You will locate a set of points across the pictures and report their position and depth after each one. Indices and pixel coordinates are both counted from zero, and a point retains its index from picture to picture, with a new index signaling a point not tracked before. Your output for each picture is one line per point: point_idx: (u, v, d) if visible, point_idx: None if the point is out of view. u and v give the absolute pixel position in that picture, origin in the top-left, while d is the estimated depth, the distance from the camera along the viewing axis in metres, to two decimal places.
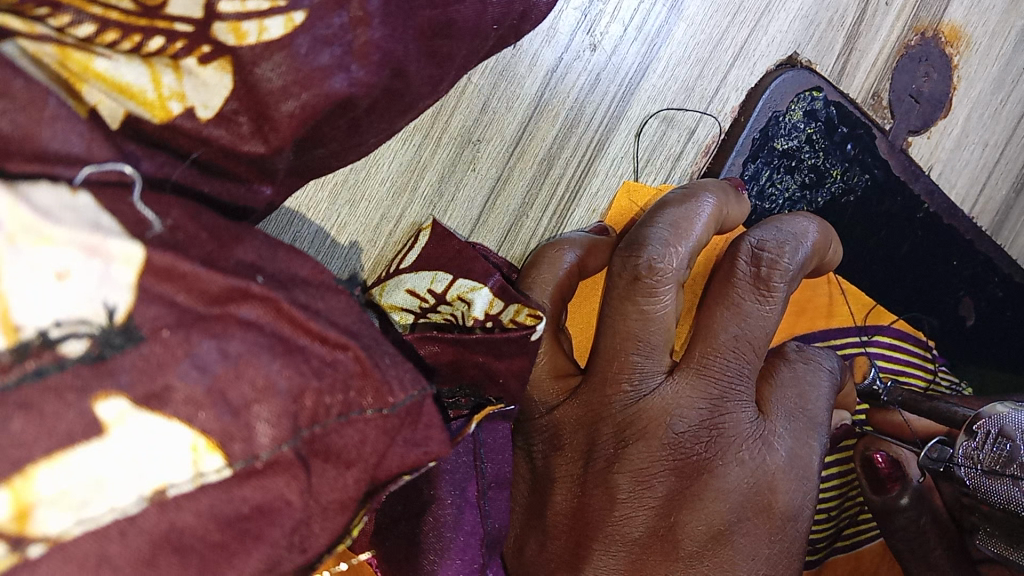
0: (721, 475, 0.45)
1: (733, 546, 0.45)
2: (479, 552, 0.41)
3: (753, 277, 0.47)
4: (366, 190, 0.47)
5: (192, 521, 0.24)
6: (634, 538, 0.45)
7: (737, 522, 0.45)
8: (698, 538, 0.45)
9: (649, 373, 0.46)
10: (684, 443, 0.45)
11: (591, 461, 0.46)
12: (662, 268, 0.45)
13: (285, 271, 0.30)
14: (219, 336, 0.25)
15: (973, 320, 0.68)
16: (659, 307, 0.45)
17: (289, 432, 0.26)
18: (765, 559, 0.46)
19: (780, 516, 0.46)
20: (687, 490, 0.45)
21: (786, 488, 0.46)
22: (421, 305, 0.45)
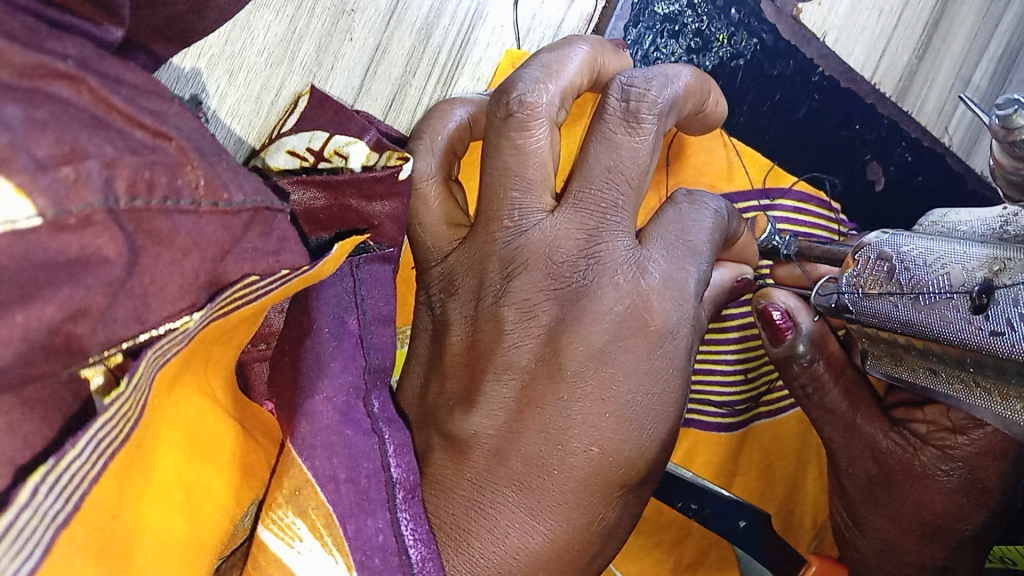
0: (598, 299, 0.50)
1: (614, 364, 0.50)
2: (362, 377, 0.44)
3: (623, 111, 0.51)
4: (244, 61, 0.48)
5: (4, 261, 0.27)
6: (522, 364, 0.50)
7: (615, 341, 0.50)
8: (580, 359, 0.49)
9: (529, 209, 0.50)
10: (563, 272, 0.50)
11: (481, 297, 0.51)
12: (533, 104, 0.48)
13: (112, 72, 0.32)
14: (27, 103, 0.28)
15: (883, 184, 0.70)
16: (532, 143, 0.49)
17: (103, 194, 0.29)
18: (645, 375, 0.50)
19: (657, 334, 0.50)
20: (568, 315, 0.50)
21: (660, 306, 0.50)
22: (302, 164, 0.48)
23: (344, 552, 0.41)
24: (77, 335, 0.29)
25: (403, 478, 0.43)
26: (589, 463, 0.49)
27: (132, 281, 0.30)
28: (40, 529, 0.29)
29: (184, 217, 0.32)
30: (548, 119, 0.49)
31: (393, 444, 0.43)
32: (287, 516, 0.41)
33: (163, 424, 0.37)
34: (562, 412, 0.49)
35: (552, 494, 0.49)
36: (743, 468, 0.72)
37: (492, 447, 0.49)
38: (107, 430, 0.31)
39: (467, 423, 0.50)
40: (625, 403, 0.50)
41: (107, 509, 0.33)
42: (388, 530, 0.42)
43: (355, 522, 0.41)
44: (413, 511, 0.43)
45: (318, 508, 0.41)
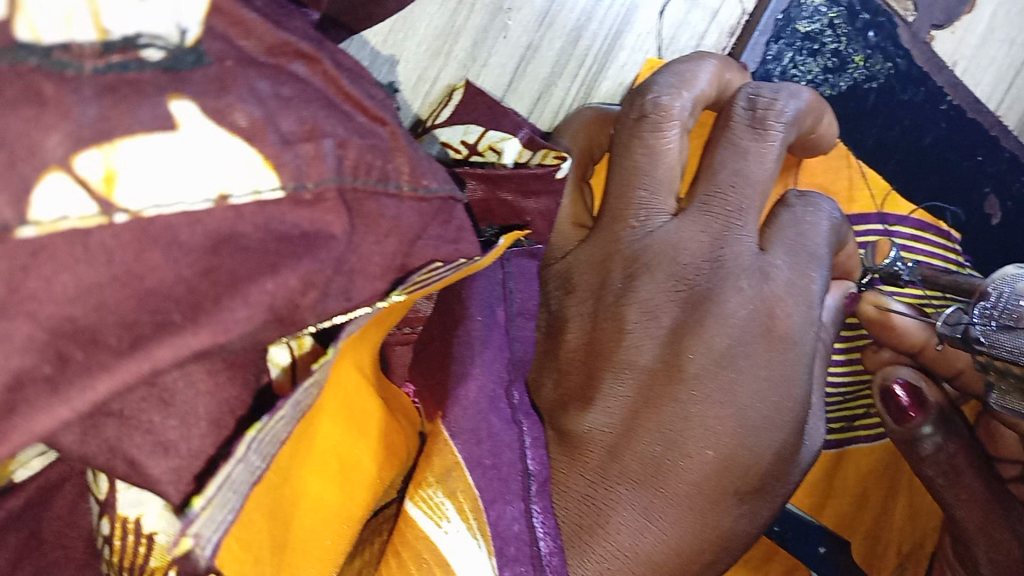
0: (721, 302, 0.47)
1: (736, 369, 0.47)
2: (506, 369, 0.44)
3: (749, 119, 0.49)
4: (405, 50, 0.49)
5: (250, 230, 0.27)
6: (642, 365, 0.47)
7: (740, 345, 0.47)
8: (704, 364, 0.46)
9: (655, 211, 0.49)
10: (688, 274, 0.48)
11: (603, 295, 0.48)
12: (669, 105, 0.48)
13: (332, 54, 0.33)
14: (273, 79, 0.29)
15: (999, 219, 0.69)
16: (668, 145, 0.48)
17: (332, 173, 0.30)
18: (769, 384, 0.47)
19: (781, 337, 0.48)
20: (691, 316, 0.47)
21: (784, 311, 0.48)
22: (455, 155, 0.48)
23: (486, 536, 0.41)
24: (302, 307, 0.30)
25: (538, 471, 0.44)
26: (705, 472, 0.46)
27: (347, 258, 0.31)
28: (246, 484, 0.30)
29: (389, 200, 0.33)
30: (682, 123, 0.48)
31: (530, 436, 0.44)
32: (437, 496, 0.41)
33: (329, 398, 0.38)
34: (688, 417, 0.46)
35: (671, 503, 0.46)
36: (836, 491, 0.72)
37: (613, 441, 0.46)
38: (305, 394, 0.32)
39: (583, 419, 0.47)
40: (743, 408, 0.47)
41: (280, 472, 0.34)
42: (524, 522, 0.42)
43: (497, 508, 0.41)
44: (545, 505, 0.44)
45: (466, 490, 0.41)
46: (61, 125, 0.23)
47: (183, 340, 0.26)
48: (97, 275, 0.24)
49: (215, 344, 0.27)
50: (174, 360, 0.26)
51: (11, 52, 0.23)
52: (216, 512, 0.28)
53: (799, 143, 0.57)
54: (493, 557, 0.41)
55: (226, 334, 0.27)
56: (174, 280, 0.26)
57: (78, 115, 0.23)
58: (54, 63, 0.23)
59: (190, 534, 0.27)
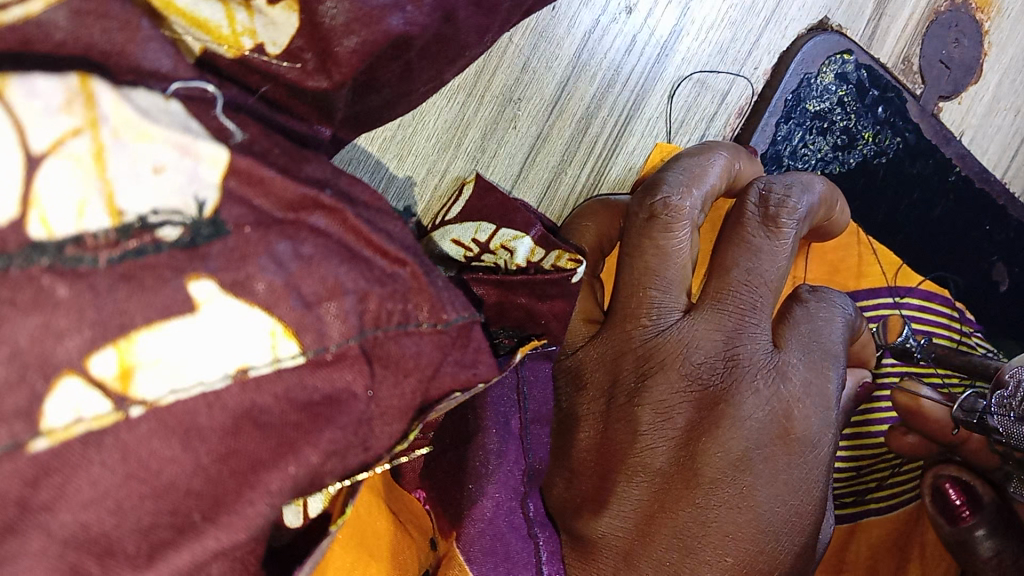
0: (737, 404, 0.45)
1: (753, 472, 0.45)
2: (520, 481, 0.42)
3: (762, 216, 0.48)
4: (413, 146, 0.48)
5: (270, 402, 0.26)
6: (657, 467, 0.45)
7: (756, 448, 0.45)
8: (721, 468, 0.45)
9: (667, 310, 0.46)
10: (703, 376, 0.46)
11: (614, 395, 0.46)
12: (678, 205, 0.45)
13: (348, 192, 0.32)
14: (293, 238, 0.27)
15: (1007, 286, 0.68)
16: (677, 245, 0.45)
17: (355, 330, 0.29)
18: (786, 487, 0.46)
19: (799, 439, 0.46)
20: (707, 418, 0.45)
21: (802, 412, 0.46)
22: (466, 254, 0.47)
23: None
24: (324, 473, 0.28)
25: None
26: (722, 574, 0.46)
27: (367, 412, 0.30)
28: None
29: (409, 341, 0.32)
30: (692, 221, 0.45)
31: (546, 550, 0.43)
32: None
33: None
34: (704, 522, 0.45)
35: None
36: (848, 566, 0.68)
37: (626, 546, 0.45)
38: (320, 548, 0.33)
39: (596, 523, 0.45)
40: (762, 511, 0.46)
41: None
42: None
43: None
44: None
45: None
46: (76, 329, 0.22)
47: (206, 535, 0.25)
48: (115, 475, 0.23)
49: (238, 531, 0.26)
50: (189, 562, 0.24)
51: (22, 252, 0.22)
52: None
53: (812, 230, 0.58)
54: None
55: (251, 527, 0.26)
56: (195, 471, 0.24)
57: (95, 312, 0.22)
58: (67, 260, 0.22)
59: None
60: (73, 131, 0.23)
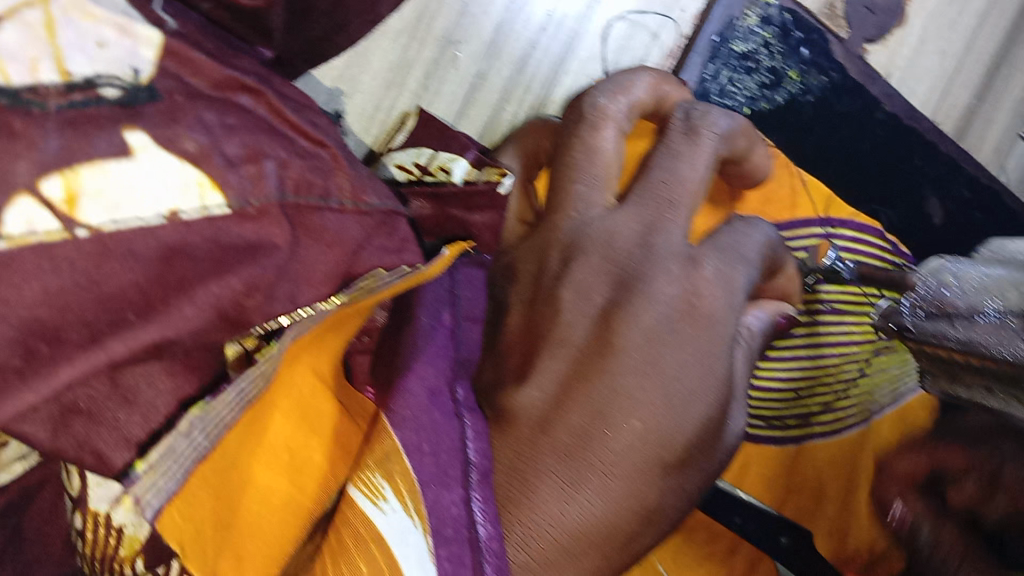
0: (649, 281, 0.49)
1: (663, 344, 0.48)
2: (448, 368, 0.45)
3: (683, 126, 0.55)
4: (362, 83, 0.55)
5: (197, 241, 0.31)
6: (575, 341, 0.48)
7: (666, 322, 0.48)
8: (635, 338, 0.47)
9: (592, 201, 0.52)
10: (620, 257, 0.50)
11: (541, 279, 0.50)
12: (608, 107, 0.54)
13: (277, 86, 0.37)
14: (219, 110, 0.33)
15: (941, 219, 0.72)
16: (602, 144, 0.53)
17: (275, 190, 0.34)
18: (692, 360, 0.49)
19: (704, 316, 0.50)
20: (623, 293, 0.49)
21: (707, 291, 0.51)
22: (409, 176, 0.51)
23: (421, 515, 0.40)
24: (248, 308, 0.34)
25: (478, 462, 0.42)
26: (636, 440, 0.46)
27: (290, 265, 0.35)
28: (188, 457, 0.37)
29: (332, 215, 0.37)
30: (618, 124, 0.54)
31: (471, 429, 0.43)
32: (376, 477, 0.42)
33: (279, 395, 0.41)
34: (619, 389, 0.46)
35: (597, 478, 0.45)
36: (797, 488, 0.73)
37: (541, 413, 0.46)
38: (247, 385, 0.37)
39: (518, 395, 0.46)
40: (671, 381, 0.48)
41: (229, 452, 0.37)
42: (462, 505, 0.41)
43: (434, 490, 0.40)
44: (485, 493, 0.42)
45: (402, 473, 0.41)
46: (26, 154, 0.27)
47: (139, 330, 0.30)
48: (62, 280, 0.28)
49: (167, 337, 0.31)
50: (127, 353, 0.30)
51: None
52: (159, 477, 0.36)
53: (733, 171, 0.62)
54: (427, 536, 0.40)
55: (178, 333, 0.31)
56: (129, 284, 0.29)
57: (43, 146, 0.27)
58: (21, 102, 0.27)
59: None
60: (27, 6, 0.28)
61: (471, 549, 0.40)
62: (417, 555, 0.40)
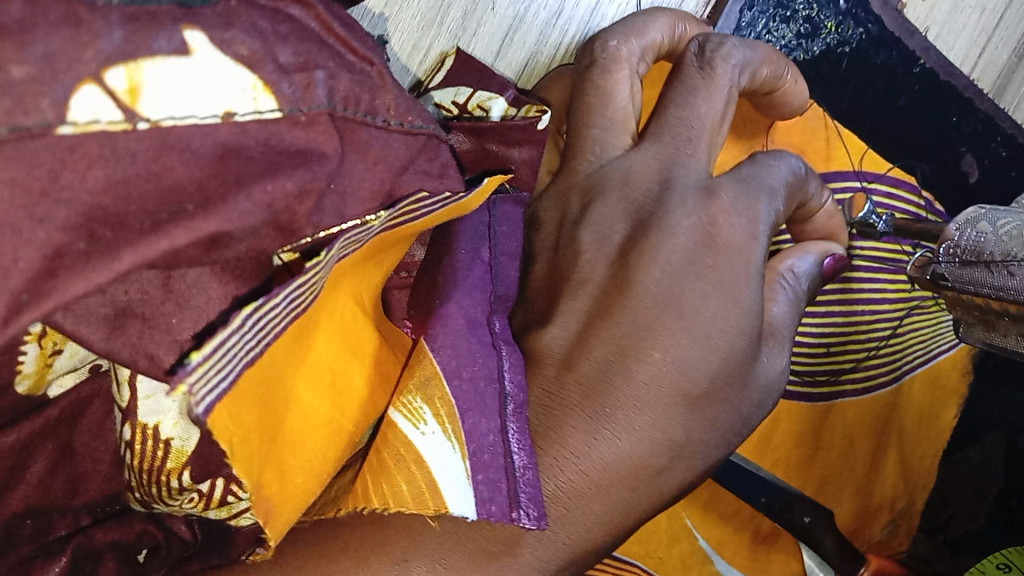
0: (665, 215, 0.49)
1: (683, 278, 0.48)
2: (483, 304, 0.46)
3: (697, 60, 0.55)
4: (400, 23, 0.54)
5: (251, 144, 0.32)
6: (594, 280, 0.50)
7: (685, 255, 0.49)
8: (653, 272, 0.48)
9: (610, 146, 0.54)
10: (639, 197, 0.51)
11: (564, 222, 0.53)
12: (617, 49, 0.54)
13: (327, 4, 0.37)
14: (272, 19, 0.33)
15: (976, 177, 0.73)
16: (615, 87, 0.54)
17: (324, 100, 0.34)
18: (716, 292, 0.48)
19: (725, 250, 0.50)
20: (638, 228, 0.50)
21: (725, 220, 0.50)
22: (448, 115, 0.51)
23: (461, 440, 0.41)
24: (299, 214, 0.34)
25: (514, 394, 0.43)
26: (658, 370, 0.46)
27: (338, 175, 0.35)
28: (237, 358, 0.33)
29: (377, 132, 0.37)
30: (627, 66, 0.54)
31: (508, 360, 0.44)
32: (413, 399, 0.42)
33: (325, 317, 0.41)
34: (637, 325, 0.47)
35: (619, 411, 0.46)
36: (825, 443, 0.73)
37: (564, 349, 0.48)
38: (298, 293, 0.35)
39: (543, 335, 0.49)
40: (692, 312, 0.48)
41: (276, 366, 0.37)
42: (499, 432, 0.42)
43: (473, 416, 0.41)
44: (522, 423, 0.42)
45: (440, 397, 0.42)
46: (93, 44, 0.27)
47: (195, 222, 0.31)
48: (126, 172, 0.29)
49: (222, 233, 0.32)
50: (183, 245, 0.31)
51: None
52: (209, 374, 0.31)
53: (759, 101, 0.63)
54: (466, 460, 0.41)
55: (232, 226, 0.32)
56: (188, 179, 0.30)
57: (106, 40, 0.28)
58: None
59: (186, 383, 0.30)
60: None
61: (506, 475, 0.41)
62: (456, 479, 0.41)
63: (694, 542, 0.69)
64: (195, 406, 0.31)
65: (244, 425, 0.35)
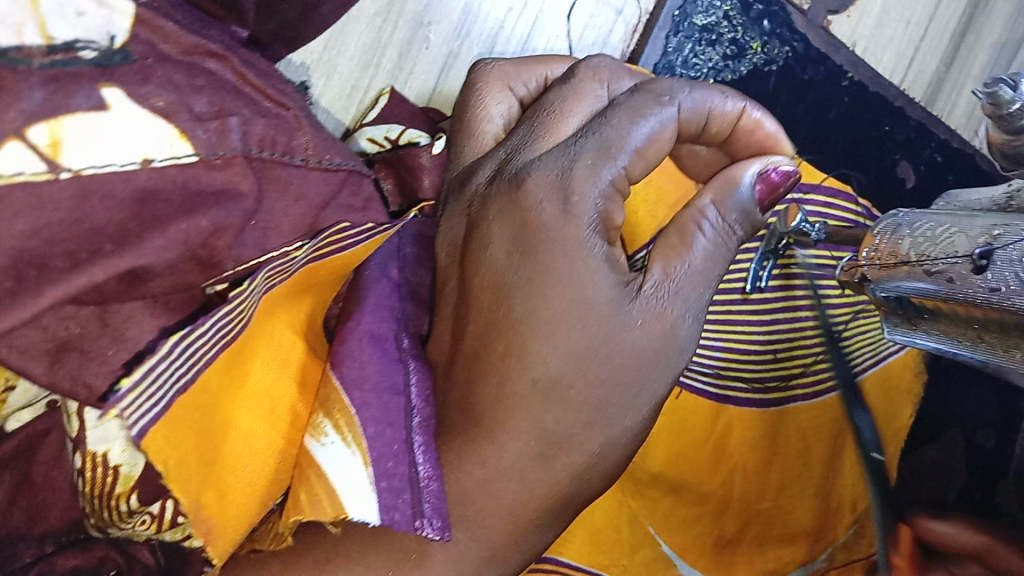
0: (487, 217, 0.50)
1: (509, 275, 0.48)
2: (394, 320, 0.50)
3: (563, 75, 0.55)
4: (338, 66, 0.59)
5: (168, 186, 0.35)
6: (453, 292, 0.51)
7: (506, 252, 0.49)
8: (483, 275, 0.49)
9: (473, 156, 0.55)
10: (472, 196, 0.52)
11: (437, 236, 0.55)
12: (485, 69, 0.57)
13: (246, 57, 0.41)
14: (188, 72, 0.37)
15: (913, 182, 0.74)
16: (482, 98, 0.56)
17: (238, 143, 0.37)
18: (540, 282, 0.48)
19: (540, 237, 0.48)
20: (471, 234, 0.51)
21: (536, 204, 0.48)
22: (381, 148, 0.56)
23: (360, 445, 0.45)
24: (218, 248, 0.38)
25: (421, 406, 0.47)
26: (508, 369, 0.48)
27: (256, 211, 0.39)
28: (167, 382, 0.36)
29: (296, 170, 0.41)
30: (504, 81, 0.56)
31: (415, 374, 0.48)
32: (318, 417, 0.46)
33: (262, 344, 0.45)
34: (484, 327, 0.49)
35: (488, 413, 0.48)
36: (780, 448, 0.75)
37: (447, 356, 0.50)
38: (226, 321, 0.39)
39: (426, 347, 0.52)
40: (519, 307, 0.48)
41: (211, 392, 0.40)
42: (405, 441, 0.46)
43: (375, 426, 0.45)
44: (426, 436, 0.46)
45: (341, 409, 0.46)
46: (14, 105, 0.31)
47: (114, 259, 0.34)
48: (50, 217, 0.32)
49: (139, 267, 0.35)
50: (107, 279, 0.34)
51: None
52: (144, 396, 0.35)
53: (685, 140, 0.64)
54: (369, 467, 0.45)
55: (149, 262, 0.35)
56: (108, 221, 0.33)
57: (27, 100, 0.31)
58: (10, 60, 0.31)
59: (116, 409, 0.34)
60: None
61: (410, 484, 0.45)
62: (360, 488, 0.44)
63: (656, 549, 0.72)
64: (128, 428, 0.35)
65: (178, 447, 0.38)
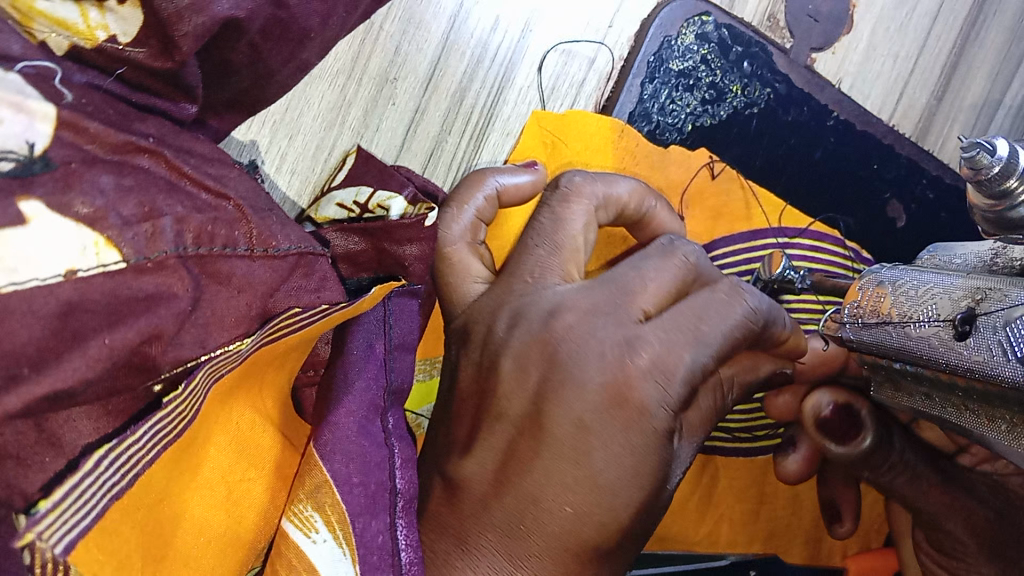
0: (581, 368, 0.52)
1: (593, 436, 0.51)
2: (380, 396, 0.48)
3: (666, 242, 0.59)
4: (300, 126, 0.61)
5: (97, 298, 0.33)
6: (511, 420, 0.52)
7: (594, 413, 0.51)
8: (565, 427, 0.51)
9: (546, 270, 0.57)
10: (551, 331, 0.53)
11: (485, 340, 0.55)
12: (575, 184, 0.61)
13: (183, 146, 0.41)
14: (117, 173, 0.36)
15: (904, 222, 0.76)
16: (570, 214, 0.60)
17: (172, 243, 0.36)
18: (620, 454, 0.51)
19: (632, 411, 0.51)
20: (553, 378, 0.52)
21: (640, 379, 0.52)
22: (349, 215, 0.55)
23: (351, 545, 0.44)
24: (152, 353, 0.37)
25: (405, 490, 0.46)
26: (563, 524, 0.50)
27: (194, 308, 0.38)
28: (97, 496, 0.34)
29: (239, 261, 0.40)
30: (589, 202, 0.61)
31: (400, 458, 0.47)
32: (305, 510, 0.45)
33: (217, 432, 0.44)
34: (547, 476, 0.50)
35: (531, 561, 0.50)
36: (769, 498, 0.78)
37: (488, 484, 0.51)
38: (163, 424, 0.38)
39: (462, 466, 0.52)
40: (599, 472, 0.50)
41: (156, 491, 0.39)
42: (388, 533, 0.45)
43: (363, 520, 0.44)
44: (410, 520, 0.46)
45: (332, 504, 0.44)
46: None
47: (29, 385, 0.32)
48: None
49: (59, 392, 0.33)
50: (19, 406, 0.32)
51: None
52: (67, 515, 0.33)
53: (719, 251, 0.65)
54: (357, 565, 0.43)
55: (67, 384, 0.33)
56: (28, 341, 0.32)
57: None
58: None
59: (35, 531, 0.31)
60: None
61: None
62: None
63: None
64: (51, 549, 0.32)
65: (115, 552, 0.36)
